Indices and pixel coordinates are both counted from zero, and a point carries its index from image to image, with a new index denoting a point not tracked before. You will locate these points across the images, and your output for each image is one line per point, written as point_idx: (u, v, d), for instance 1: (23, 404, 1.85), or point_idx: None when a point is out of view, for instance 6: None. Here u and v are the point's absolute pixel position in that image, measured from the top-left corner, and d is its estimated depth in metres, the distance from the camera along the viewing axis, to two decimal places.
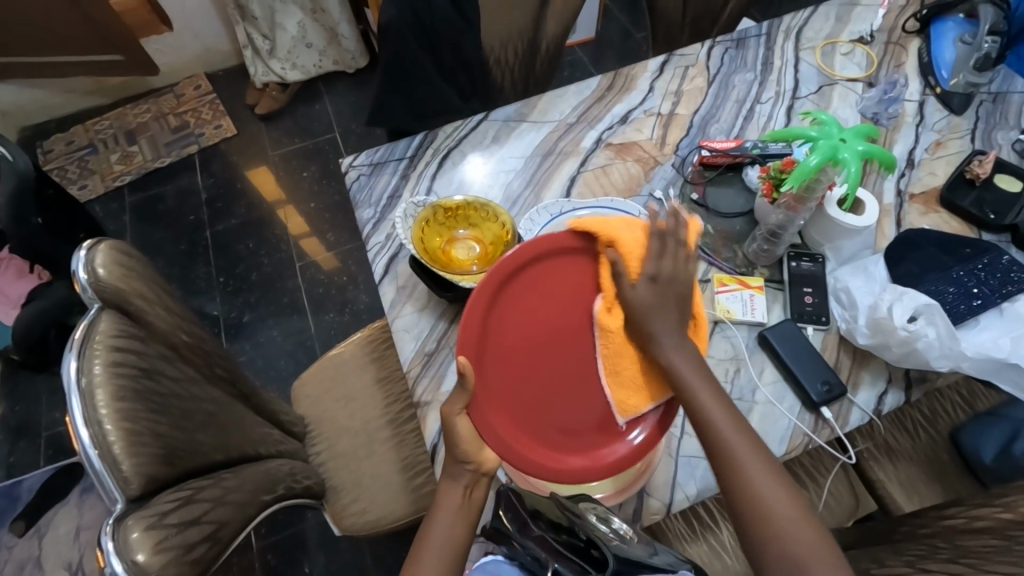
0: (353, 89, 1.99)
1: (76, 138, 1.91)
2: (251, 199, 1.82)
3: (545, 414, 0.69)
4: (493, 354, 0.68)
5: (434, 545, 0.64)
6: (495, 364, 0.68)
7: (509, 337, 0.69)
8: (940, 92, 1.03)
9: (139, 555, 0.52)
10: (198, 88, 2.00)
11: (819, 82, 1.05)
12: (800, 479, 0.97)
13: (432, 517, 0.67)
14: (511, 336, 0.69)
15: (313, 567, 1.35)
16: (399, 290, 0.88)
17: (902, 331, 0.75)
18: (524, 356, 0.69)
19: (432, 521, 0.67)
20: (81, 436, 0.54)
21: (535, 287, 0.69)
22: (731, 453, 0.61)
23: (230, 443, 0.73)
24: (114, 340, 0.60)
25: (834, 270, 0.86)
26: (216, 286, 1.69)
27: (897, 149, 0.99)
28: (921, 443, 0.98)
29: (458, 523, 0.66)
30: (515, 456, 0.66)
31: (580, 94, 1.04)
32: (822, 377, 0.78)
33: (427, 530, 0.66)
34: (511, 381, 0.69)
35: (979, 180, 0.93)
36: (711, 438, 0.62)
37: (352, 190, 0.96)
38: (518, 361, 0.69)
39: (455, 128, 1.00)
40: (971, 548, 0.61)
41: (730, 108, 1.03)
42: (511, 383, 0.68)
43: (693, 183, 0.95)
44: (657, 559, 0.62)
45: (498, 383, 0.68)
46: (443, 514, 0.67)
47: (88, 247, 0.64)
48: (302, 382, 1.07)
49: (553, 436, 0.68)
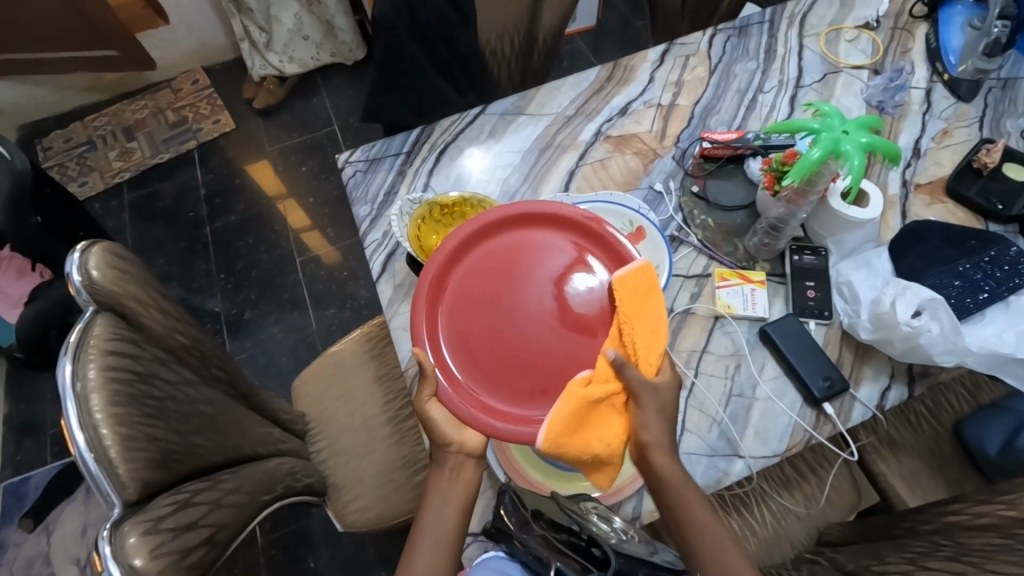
0: (351, 82, 1.97)
1: (74, 136, 1.90)
2: (251, 194, 1.81)
3: (484, 366, 0.64)
4: (475, 277, 0.67)
5: (429, 545, 0.65)
6: (472, 287, 0.67)
7: (500, 277, 0.67)
8: (947, 78, 1.01)
9: (136, 559, 0.51)
10: (195, 83, 1.98)
11: (823, 71, 1.03)
12: (802, 474, 0.98)
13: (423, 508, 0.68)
14: (498, 278, 0.67)
15: (317, 561, 1.36)
16: (396, 288, 0.87)
17: (905, 327, 0.74)
18: (495, 304, 0.66)
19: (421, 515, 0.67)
20: (75, 440, 0.54)
21: (547, 253, 0.68)
22: (687, 514, 0.64)
23: (228, 444, 0.73)
24: (109, 344, 0.60)
25: (836, 264, 0.85)
26: (217, 283, 1.69)
27: (902, 139, 0.97)
28: (924, 437, 0.97)
29: (448, 514, 0.66)
30: (440, 369, 0.64)
31: (578, 86, 1.02)
32: (823, 373, 0.77)
33: (418, 523, 0.67)
34: (477, 314, 0.66)
35: (987, 169, 0.91)
36: (674, 504, 0.64)
37: (348, 187, 0.95)
38: (492, 306, 0.66)
39: (451, 122, 0.98)
40: (973, 547, 0.61)
41: (732, 99, 1.01)
42: (474, 316, 0.66)
43: (693, 176, 0.93)
44: (657, 558, 0.64)
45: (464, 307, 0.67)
46: (432, 507, 0.67)
47: (82, 249, 0.64)
48: (303, 381, 1.07)
49: (481, 394, 0.64)
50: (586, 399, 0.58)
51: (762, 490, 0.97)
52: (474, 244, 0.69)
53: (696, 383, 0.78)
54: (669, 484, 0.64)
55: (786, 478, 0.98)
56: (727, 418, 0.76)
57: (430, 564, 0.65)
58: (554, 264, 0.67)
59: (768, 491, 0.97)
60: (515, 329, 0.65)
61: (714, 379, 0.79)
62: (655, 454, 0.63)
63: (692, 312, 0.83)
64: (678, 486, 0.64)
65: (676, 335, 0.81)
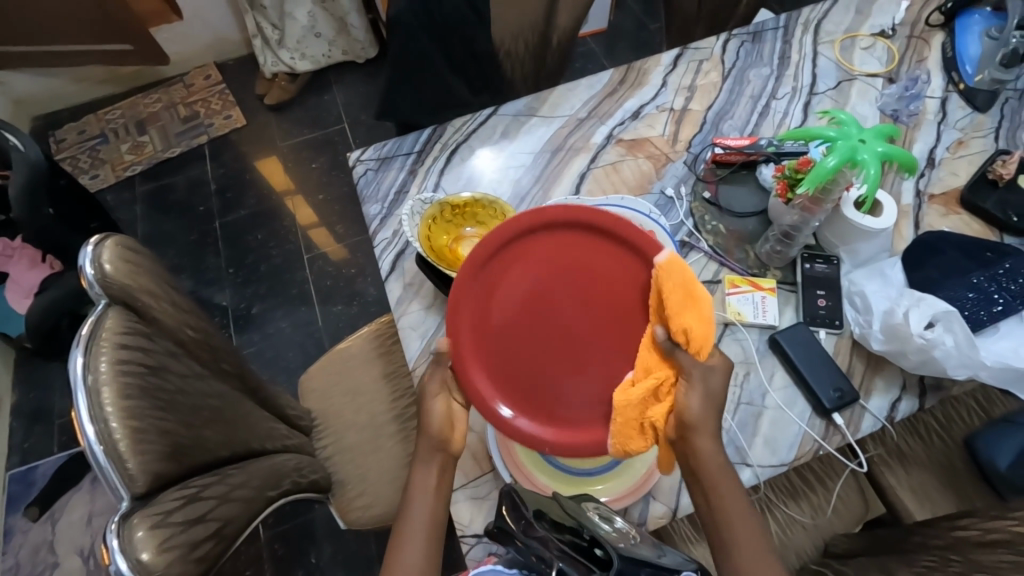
0: (363, 80, 1.98)
1: (88, 128, 1.92)
2: (260, 190, 1.82)
3: (525, 375, 0.70)
4: (511, 285, 0.71)
5: (412, 533, 0.65)
6: (509, 293, 0.71)
7: (535, 283, 0.71)
8: (963, 88, 1.00)
9: (144, 553, 0.52)
10: (208, 78, 1.99)
11: (837, 78, 1.02)
12: (809, 483, 0.97)
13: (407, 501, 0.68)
14: (535, 290, 0.71)
15: (319, 556, 1.36)
16: (405, 287, 0.87)
17: (919, 338, 0.74)
18: (534, 314, 0.71)
19: (405, 512, 0.67)
20: (86, 432, 0.54)
21: (583, 263, 0.70)
22: (720, 501, 0.63)
23: (236, 439, 0.73)
24: (121, 337, 0.60)
25: (848, 273, 0.84)
26: (225, 277, 1.70)
27: (917, 148, 0.96)
28: (934, 450, 0.97)
29: (434, 503, 0.67)
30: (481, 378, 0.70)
31: (592, 89, 1.02)
32: (834, 384, 0.77)
33: (404, 520, 0.67)
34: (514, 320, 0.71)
35: (1003, 181, 0.90)
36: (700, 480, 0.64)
37: (359, 185, 0.95)
38: (531, 317, 0.71)
39: (463, 123, 0.98)
40: (984, 563, 0.60)
41: (745, 105, 1.00)
42: (513, 325, 0.71)
43: (705, 181, 0.93)
44: (667, 559, 0.63)
45: (501, 314, 0.71)
46: (417, 498, 0.67)
47: (96, 242, 0.64)
48: (309, 376, 1.07)
49: (524, 400, 0.70)
50: (630, 396, 0.63)
51: (769, 499, 0.96)
52: (510, 254, 0.71)
53: None
54: (705, 468, 0.63)
55: (793, 486, 0.97)
56: (736, 426, 0.76)
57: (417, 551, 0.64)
58: (590, 275, 0.70)
59: (775, 500, 0.96)
60: (552, 338, 0.71)
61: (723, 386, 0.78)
62: (698, 434, 0.63)
63: None
64: (715, 471, 0.63)
65: None
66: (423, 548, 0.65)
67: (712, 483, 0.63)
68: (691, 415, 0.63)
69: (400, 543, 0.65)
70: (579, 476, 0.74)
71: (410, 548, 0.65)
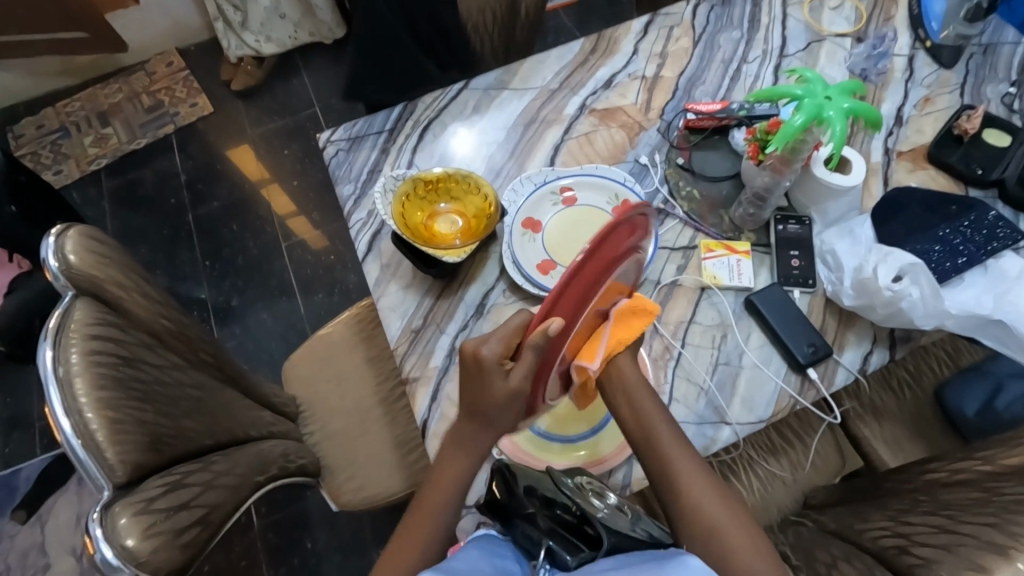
0: (332, 62, 1.93)
1: (47, 122, 1.85)
2: (233, 179, 1.78)
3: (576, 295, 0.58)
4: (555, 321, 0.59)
5: (419, 530, 0.67)
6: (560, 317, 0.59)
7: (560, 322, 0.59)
8: (930, 45, 1.01)
9: (128, 540, 0.52)
10: (170, 65, 1.93)
11: (807, 39, 1.02)
12: (788, 439, 1.00)
13: (422, 501, 0.69)
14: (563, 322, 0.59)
15: (315, 543, 1.37)
16: (383, 268, 0.86)
17: (887, 291, 0.76)
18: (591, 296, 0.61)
19: (416, 514, 0.69)
20: (62, 426, 0.54)
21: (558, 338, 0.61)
22: (689, 487, 0.65)
23: (219, 427, 0.73)
24: (91, 328, 0.59)
25: (820, 233, 0.85)
26: (202, 271, 1.67)
27: (885, 106, 0.97)
28: (906, 402, 0.99)
29: (455, 510, 0.69)
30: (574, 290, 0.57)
31: (562, 60, 1.00)
32: (808, 339, 0.79)
33: (418, 514, 0.68)
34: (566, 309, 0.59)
35: (967, 136, 0.92)
36: (657, 461, 0.67)
37: (331, 167, 0.94)
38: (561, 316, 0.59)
39: (434, 99, 0.97)
40: (951, 501, 0.62)
41: (716, 70, 1.00)
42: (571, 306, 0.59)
43: (679, 148, 0.93)
44: (640, 531, 0.64)
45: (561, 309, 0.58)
46: (439, 496, 0.68)
47: (58, 233, 0.63)
48: (294, 362, 1.07)
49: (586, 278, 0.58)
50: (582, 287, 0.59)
51: (750, 457, 0.99)
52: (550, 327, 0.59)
53: (684, 353, 0.79)
54: (677, 477, 0.66)
55: (773, 444, 1.00)
56: (714, 387, 0.77)
57: (428, 541, 0.67)
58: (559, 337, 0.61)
59: (755, 458, 0.99)
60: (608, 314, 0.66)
61: (702, 349, 0.79)
62: (664, 442, 0.67)
63: (678, 284, 0.83)
64: (684, 473, 0.66)
65: (664, 307, 0.82)
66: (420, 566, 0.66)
67: (674, 470, 0.66)
68: (644, 415, 0.69)
69: (400, 544, 0.67)
70: (565, 444, 0.76)
71: (411, 552, 0.66)
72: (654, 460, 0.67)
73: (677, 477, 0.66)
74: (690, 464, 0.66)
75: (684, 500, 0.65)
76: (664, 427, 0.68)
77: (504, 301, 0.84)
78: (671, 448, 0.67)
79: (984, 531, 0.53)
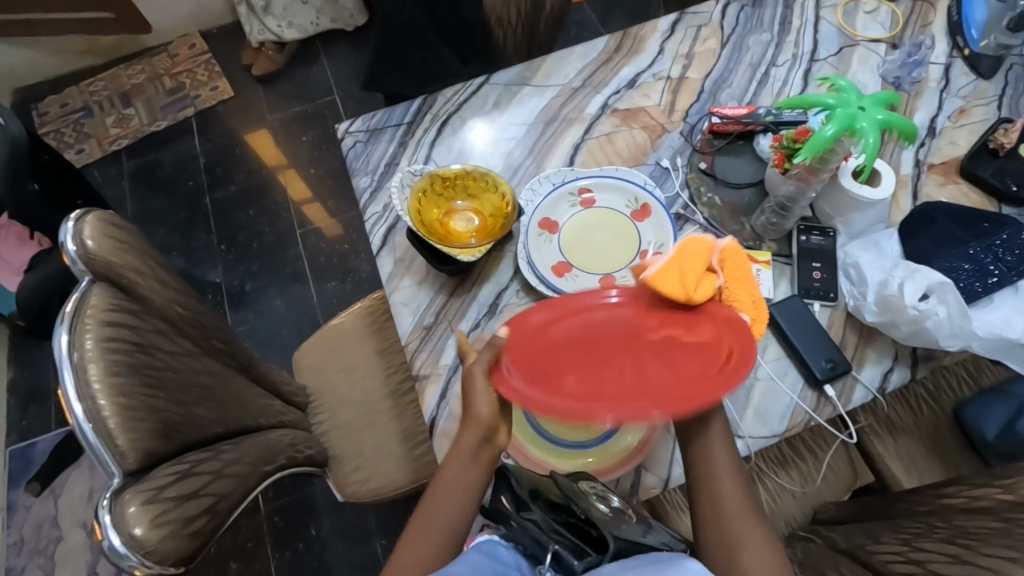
0: (353, 49, 1.92)
1: (71, 101, 1.87)
2: (251, 165, 1.78)
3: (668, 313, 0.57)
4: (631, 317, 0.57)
5: (428, 522, 0.64)
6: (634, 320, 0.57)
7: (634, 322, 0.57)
8: (968, 54, 0.98)
9: (136, 529, 0.53)
10: (193, 47, 1.93)
11: (839, 44, 0.99)
12: (799, 453, 0.98)
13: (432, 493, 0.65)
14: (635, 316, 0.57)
15: (319, 529, 1.39)
16: (397, 263, 0.86)
17: (913, 310, 0.73)
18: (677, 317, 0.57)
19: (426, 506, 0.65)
20: (74, 410, 0.54)
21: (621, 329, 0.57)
22: (727, 510, 0.61)
23: (229, 416, 0.73)
24: (106, 314, 0.59)
25: (844, 245, 0.83)
26: (217, 255, 1.68)
27: (918, 116, 0.94)
28: (923, 419, 0.97)
29: (464, 506, 0.64)
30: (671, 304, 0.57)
31: (585, 57, 0.98)
32: (826, 354, 0.77)
33: (425, 504, 0.65)
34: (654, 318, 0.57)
35: (1003, 150, 0.89)
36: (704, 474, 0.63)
37: (348, 158, 0.93)
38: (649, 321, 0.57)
39: (455, 92, 0.96)
40: (969, 529, 0.60)
41: (743, 72, 0.97)
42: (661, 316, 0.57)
43: (702, 153, 0.91)
44: (652, 538, 0.62)
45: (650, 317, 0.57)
46: (446, 488, 0.64)
47: (77, 218, 0.63)
48: (304, 352, 1.07)
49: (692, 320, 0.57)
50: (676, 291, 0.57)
51: (759, 468, 0.97)
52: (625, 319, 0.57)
53: None
54: (718, 496, 0.62)
55: (784, 456, 0.98)
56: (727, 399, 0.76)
57: (436, 532, 0.64)
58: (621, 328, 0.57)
59: (765, 470, 0.97)
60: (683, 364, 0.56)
61: None
62: (714, 458, 0.63)
63: None
64: (726, 493, 0.62)
65: None
66: (433, 569, 0.63)
67: (717, 489, 0.62)
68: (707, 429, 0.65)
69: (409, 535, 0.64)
70: (571, 450, 0.75)
71: (418, 547, 0.63)
72: (702, 473, 0.63)
73: (719, 495, 0.62)
74: (734, 487, 0.62)
75: (718, 523, 0.61)
76: (721, 443, 0.64)
77: (517, 302, 0.83)
78: (721, 463, 0.63)
79: (1004, 566, 0.51)
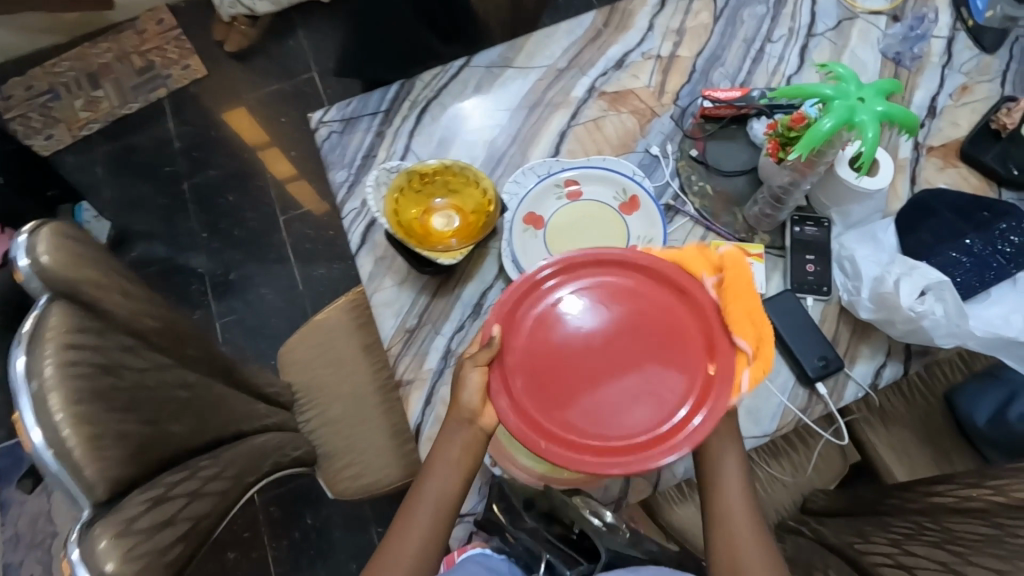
0: (330, 22, 1.82)
1: (35, 83, 1.77)
2: (228, 148, 1.71)
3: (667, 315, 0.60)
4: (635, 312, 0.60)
5: (419, 504, 0.63)
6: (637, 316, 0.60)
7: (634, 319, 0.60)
8: (972, 26, 0.93)
9: (107, 564, 0.50)
10: (161, 22, 1.83)
11: (838, 16, 0.94)
12: (791, 443, 0.98)
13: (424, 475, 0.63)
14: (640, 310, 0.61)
15: (315, 518, 1.40)
16: (377, 262, 0.83)
17: (909, 310, 0.71)
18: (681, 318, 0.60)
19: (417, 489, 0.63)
20: (34, 440, 0.52)
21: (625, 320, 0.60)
22: (731, 518, 0.61)
23: (208, 428, 0.71)
24: (66, 336, 0.56)
25: (839, 235, 0.80)
26: (198, 243, 1.63)
27: (919, 95, 0.90)
28: (916, 407, 0.97)
29: (454, 493, 0.63)
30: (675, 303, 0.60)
31: (571, 35, 0.93)
32: (819, 352, 0.75)
33: (417, 488, 0.63)
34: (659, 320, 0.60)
35: (1005, 132, 0.85)
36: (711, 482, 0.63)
37: (323, 150, 0.88)
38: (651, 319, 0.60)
39: (433, 76, 0.90)
40: (958, 534, 0.60)
41: (737, 50, 0.92)
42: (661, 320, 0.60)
43: (693, 138, 0.87)
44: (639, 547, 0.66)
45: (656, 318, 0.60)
46: (437, 473, 0.63)
47: (29, 231, 0.59)
48: (290, 348, 1.05)
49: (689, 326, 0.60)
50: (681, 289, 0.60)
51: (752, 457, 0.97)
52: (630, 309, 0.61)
53: None
54: (724, 505, 0.62)
55: (775, 446, 0.98)
56: None
57: (428, 523, 0.62)
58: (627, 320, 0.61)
59: (757, 460, 0.97)
60: (673, 377, 0.59)
61: None
62: (723, 467, 0.63)
63: None
64: (732, 502, 0.62)
65: None
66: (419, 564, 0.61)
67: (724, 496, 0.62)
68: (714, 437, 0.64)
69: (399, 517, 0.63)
70: None
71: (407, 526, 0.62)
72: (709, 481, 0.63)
73: (723, 502, 0.62)
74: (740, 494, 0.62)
75: (722, 531, 0.61)
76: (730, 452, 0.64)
77: None
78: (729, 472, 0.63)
79: None
